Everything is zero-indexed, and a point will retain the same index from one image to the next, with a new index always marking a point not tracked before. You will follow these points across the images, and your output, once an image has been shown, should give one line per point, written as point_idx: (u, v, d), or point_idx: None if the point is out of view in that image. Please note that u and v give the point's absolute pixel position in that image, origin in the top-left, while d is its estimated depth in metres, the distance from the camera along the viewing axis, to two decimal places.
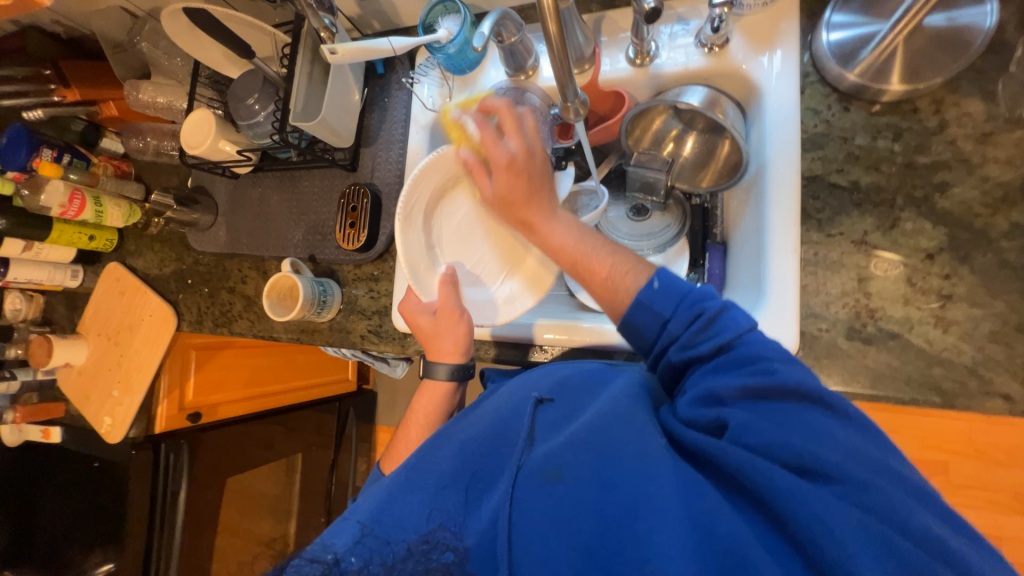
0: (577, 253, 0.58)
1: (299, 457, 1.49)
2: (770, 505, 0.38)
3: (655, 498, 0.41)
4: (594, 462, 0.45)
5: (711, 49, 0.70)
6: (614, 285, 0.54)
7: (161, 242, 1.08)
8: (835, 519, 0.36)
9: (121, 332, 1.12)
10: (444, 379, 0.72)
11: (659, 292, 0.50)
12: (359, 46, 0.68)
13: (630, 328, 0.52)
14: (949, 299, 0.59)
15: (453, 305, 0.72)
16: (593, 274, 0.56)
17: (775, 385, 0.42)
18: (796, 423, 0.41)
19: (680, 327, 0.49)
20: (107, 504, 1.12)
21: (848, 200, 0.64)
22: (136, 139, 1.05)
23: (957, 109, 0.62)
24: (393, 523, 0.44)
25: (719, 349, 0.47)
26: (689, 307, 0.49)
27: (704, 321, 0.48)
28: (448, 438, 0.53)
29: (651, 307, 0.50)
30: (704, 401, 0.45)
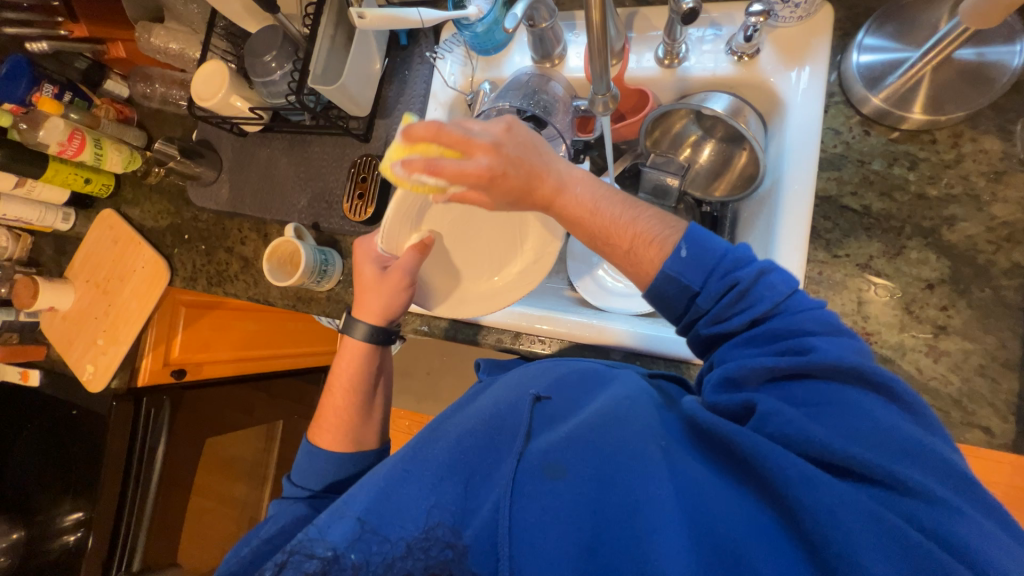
0: (600, 206, 0.53)
1: (280, 425, 1.50)
2: (784, 497, 0.38)
3: (656, 497, 0.41)
4: (592, 459, 0.46)
5: (741, 58, 0.70)
6: (636, 256, 0.53)
7: (160, 193, 1.06)
8: (842, 511, 0.36)
9: (111, 282, 1.09)
10: (361, 339, 0.69)
11: (688, 261, 0.50)
12: (387, 14, 0.66)
13: (659, 298, 0.52)
14: (943, 331, 0.61)
15: (407, 271, 0.67)
16: (615, 244, 0.53)
17: (792, 366, 0.44)
18: (831, 403, 0.42)
19: (714, 293, 0.49)
20: (83, 452, 1.10)
21: (858, 224, 0.65)
22: (144, 84, 1.01)
23: (974, 145, 0.63)
24: (390, 518, 0.44)
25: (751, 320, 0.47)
26: (721, 279, 0.49)
27: (736, 293, 0.48)
28: (445, 432, 0.54)
29: (680, 279, 0.50)
30: (722, 383, 0.47)
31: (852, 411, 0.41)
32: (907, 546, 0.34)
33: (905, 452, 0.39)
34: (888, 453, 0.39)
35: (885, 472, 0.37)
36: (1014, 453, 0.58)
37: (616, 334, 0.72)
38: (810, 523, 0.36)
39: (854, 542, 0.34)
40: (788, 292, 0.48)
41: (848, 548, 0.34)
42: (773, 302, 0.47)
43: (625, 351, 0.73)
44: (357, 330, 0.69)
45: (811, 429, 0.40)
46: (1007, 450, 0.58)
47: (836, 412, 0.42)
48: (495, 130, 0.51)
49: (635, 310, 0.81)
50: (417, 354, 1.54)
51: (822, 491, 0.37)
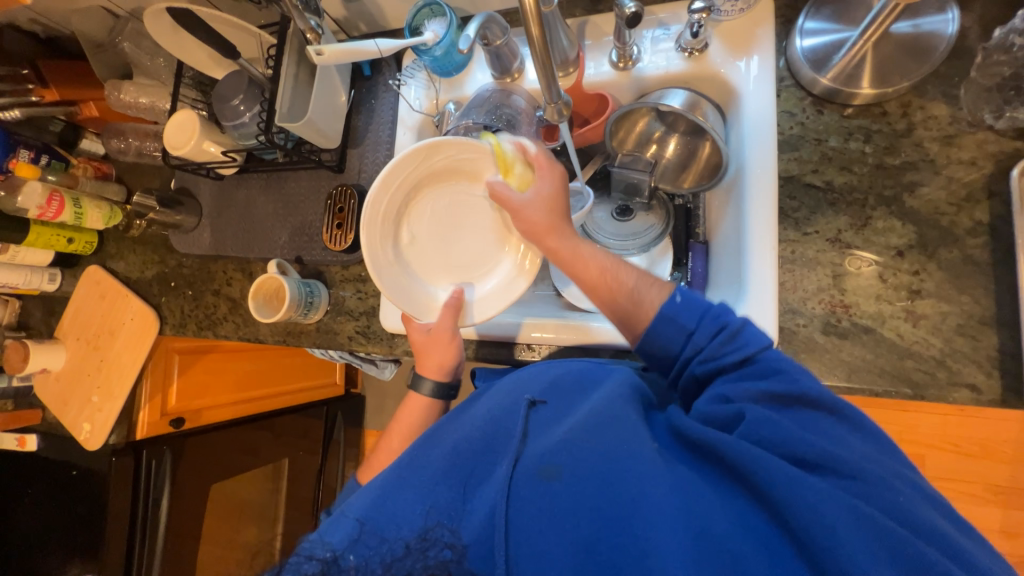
0: (607, 263, 0.59)
1: (286, 464, 1.50)
2: (772, 499, 0.40)
3: (652, 496, 0.42)
4: (589, 458, 0.45)
5: (691, 53, 0.72)
6: (639, 295, 0.57)
7: (143, 244, 1.07)
8: (826, 508, 0.38)
9: (101, 337, 1.09)
10: (427, 395, 0.74)
11: (683, 305, 0.55)
12: (346, 48, 0.68)
13: (653, 341, 0.55)
14: (918, 295, 0.62)
15: (448, 330, 0.71)
16: (621, 283, 0.58)
17: (783, 390, 0.47)
18: (813, 425, 0.45)
19: (706, 337, 0.52)
20: (86, 513, 1.09)
21: (823, 200, 0.67)
22: (118, 140, 1.03)
23: (923, 112, 0.65)
24: (387, 521, 0.44)
25: (742, 361, 0.50)
26: (714, 320, 0.53)
27: (728, 333, 0.51)
28: (440, 439, 0.54)
29: (676, 320, 0.54)
30: (714, 402, 0.49)
31: (824, 433, 0.44)
32: (883, 536, 0.37)
33: (874, 463, 0.42)
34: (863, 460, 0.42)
35: (862, 477, 0.40)
36: (1003, 407, 0.58)
37: (602, 334, 0.73)
38: (797, 518, 0.38)
39: (835, 532, 0.36)
40: (768, 342, 0.51)
41: (832, 537, 0.36)
42: (756, 348, 0.50)
43: (614, 349, 0.73)
44: (424, 386, 0.73)
45: (794, 441, 0.43)
46: (997, 406, 0.59)
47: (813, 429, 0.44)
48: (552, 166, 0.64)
49: None
50: None
51: (810, 490, 0.39)
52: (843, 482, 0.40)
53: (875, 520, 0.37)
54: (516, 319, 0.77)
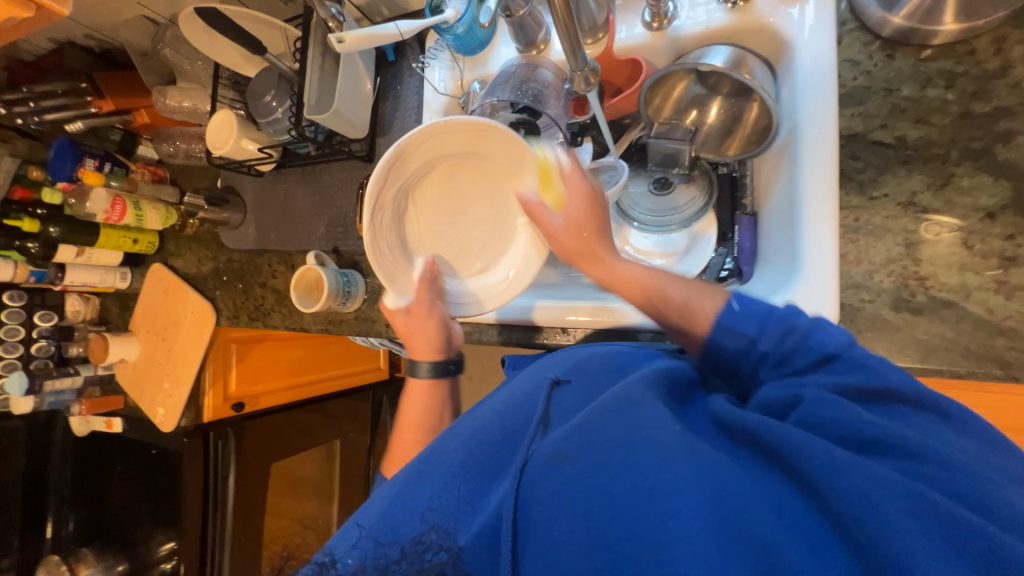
0: (648, 280, 0.57)
1: (337, 444, 1.57)
2: (815, 485, 0.35)
3: (675, 482, 0.38)
4: (606, 444, 0.42)
5: (735, 4, 0.65)
6: (690, 309, 0.53)
7: (198, 242, 1.14)
8: (877, 497, 0.33)
9: (168, 329, 1.18)
10: (427, 378, 0.72)
11: (742, 313, 0.49)
12: (366, 33, 0.67)
13: (715, 352, 0.50)
14: (1012, 262, 0.54)
15: (426, 300, 0.71)
16: (669, 300, 0.54)
17: (858, 384, 0.41)
18: (889, 408, 0.39)
19: (771, 343, 0.46)
20: (166, 487, 1.21)
21: (893, 158, 0.59)
22: (167, 144, 1.10)
23: (1023, 47, 0.56)
24: (402, 516, 0.46)
25: (820, 361, 0.43)
26: (776, 323, 0.47)
27: (796, 336, 0.45)
28: (459, 429, 0.53)
29: (734, 329, 0.48)
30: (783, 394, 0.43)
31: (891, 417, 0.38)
32: (955, 528, 0.32)
33: (952, 446, 0.36)
34: (934, 442, 0.36)
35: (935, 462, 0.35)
36: None
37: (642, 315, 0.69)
38: (849, 506, 0.33)
39: (890, 523, 0.32)
40: (847, 343, 0.44)
41: (883, 527, 0.32)
42: (832, 347, 0.43)
43: (653, 331, 0.69)
44: (421, 370, 0.72)
45: (848, 425, 0.38)
46: None
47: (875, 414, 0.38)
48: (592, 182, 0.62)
49: None
50: None
51: (860, 477, 0.34)
52: (908, 466, 0.35)
53: (940, 505, 0.32)
54: (530, 301, 0.76)
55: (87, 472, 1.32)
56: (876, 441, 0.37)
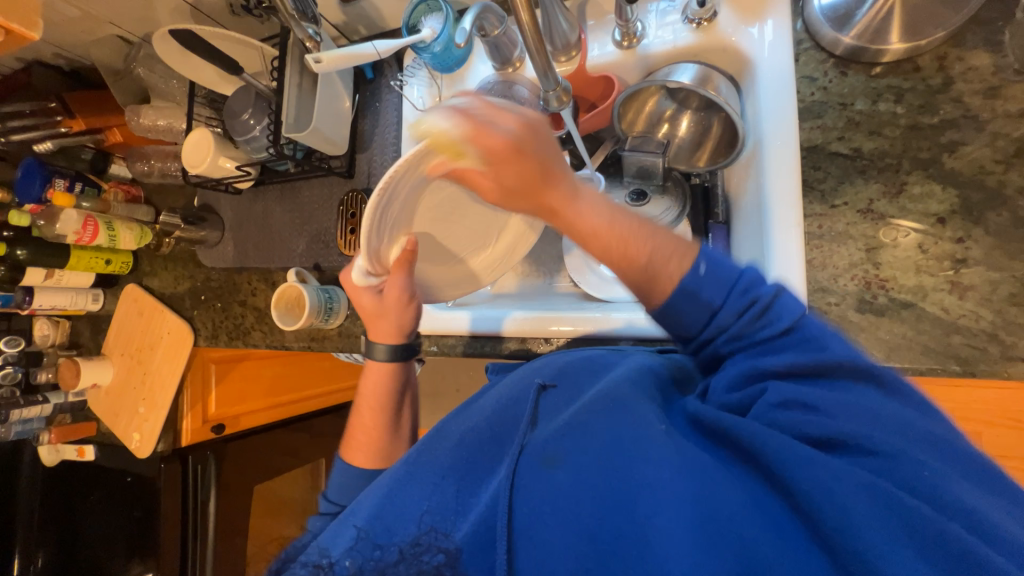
0: (618, 232, 0.45)
1: (321, 463, 1.57)
2: (783, 479, 0.36)
3: (655, 480, 0.39)
4: (592, 446, 0.43)
5: (699, 24, 0.69)
6: (657, 270, 0.44)
7: (174, 261, 1.11)
8: (844, 492, 0.33)
9: (143, 351, 1.15)
10: (383, 360, 0.68)
11: (707, 278, 0.43)
12: (343, 54, 0.68)
13: (671, 318, 0.45)
14: (963, 264, 0.57)
15: (403, 287, 0.63)
16: (632, 262, 0.45)
17: (821, 361, 0.39)
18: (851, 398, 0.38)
19: (733, 312, 0.43)
20: (142, 517, 1.16)
21: (851, 168, 0.62)
22: (141, 163, 1.08)
23: (962, 64, 0.60)
24: (393, 519, 0.46)
25: (782, 334, 0.41)
26: (741, 295, 0.43)
27: (759, 308, 0.42)
28: (448, 432, 0.54)
29: (697, 295, 0.43)
30: (747, 379, 0.42)
31: (858, 408, 0.37)
32: (917, 526, 0.31)
33: (917, 440, 0.36)
34: (900, 437, 0.35)
35: (904, 458, 0.34)
36: None
37: (621, 322, 0.71)
38: (812, 502, 0.34)
39: (855, 524, 0.32)
40: (805, 313, 0.42)
41: (848, 523, 0.32)
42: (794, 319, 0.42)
43: (634, 338, 0.70)
44: (377, 353, 0.68)
45: (812, 420, 0.38)
46: None
47: (840, 402, 0.38)
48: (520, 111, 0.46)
49: None
50: (441, 374, 1.56)
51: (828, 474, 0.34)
52: (875, 464, 0.35)
53: (905, 504, 0.32)
54: (502, 313, 0.77)
55: (57, 503, 1.26)
56: (831, 440, 0.37)
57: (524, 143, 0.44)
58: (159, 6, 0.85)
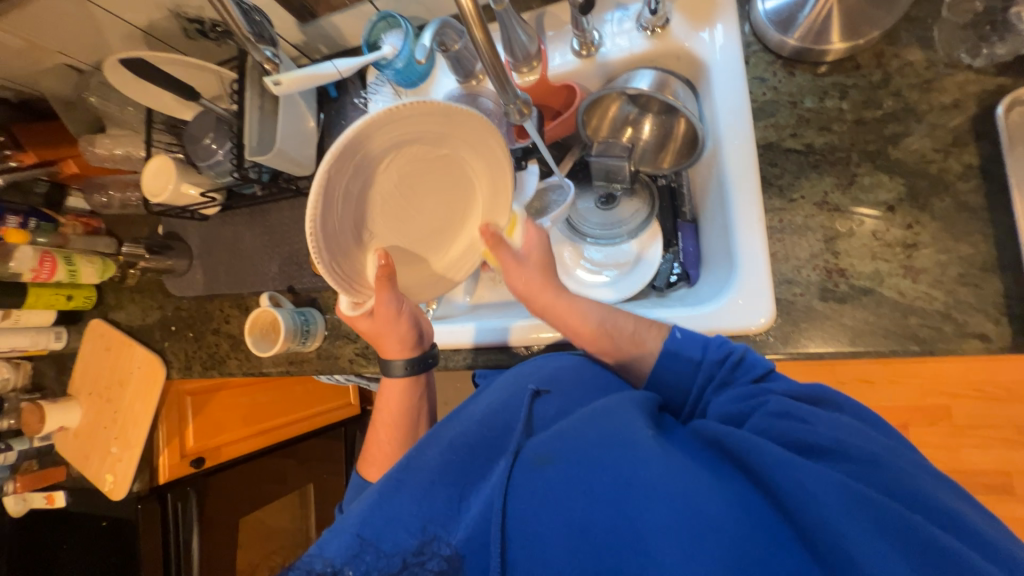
0: (603, 313, 0.61)
1: (311, 489, 1.49)
2: (768, 482, 0.37)
3: (647, 479, 0.39)
4: (584, 447, 0.42)
5: (653, 31, 0.71)
6: (640, 337, 0.59)
7: (141, 292, 1.08)
8: (829, 494, 0.34)
9: (112, 388, 1.11)
10: (401, 376, 0.69)
11: (683, 340, 0.56)
12: (303, 74, 0.68)
13: (659, 378, 0.55)
14: (914, 248, 0.60)
15: (388, 306, 0.60)
16: (620, 331, 0.59)
17: (803, 390, 0.46)
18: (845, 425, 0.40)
19: (713, 362, 0.53)
20: (120, 562, 1.11)
21: (805, 163, 0.65)
22: (99, 194, 1.05)
23: (898, 60, 0.63)
24: (386, 525, 0.43)
25: (757, 379, 0.49)
26: (717, 348, 0.54)
27: (735, 357, 0.52)
28: (438, 437, 0.52)
29: (680, 354, 0.55)
30: (745, 398, 0.47)
31: (837, 423, 0.41)
32: (895, 524, 0.33)
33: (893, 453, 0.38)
34: (870, 443, 0.39)
35: (876, 463, 0.37)
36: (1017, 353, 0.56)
37: None
38: (796, 504, 0.35)
39: (838, 517, 0.33)
40: (773, 370, 0.51)
41: (831, 523, 0.33)
42: (764, 370, 0.51)
43: None
44: (395, 369, 0.69)
45: (801, 429, 0.41)
46: (1009, 352, 0.57)
47: (821, 415, 0.42)
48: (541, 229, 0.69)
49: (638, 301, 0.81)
50: None
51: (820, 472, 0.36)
52: (852, 468, 0.37)
53: (883, 505, 0.34)
54: (506, 322, 0.77)
55: (28, 556, 1.19)
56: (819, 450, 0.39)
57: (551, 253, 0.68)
58: (109, 33, 0.83)
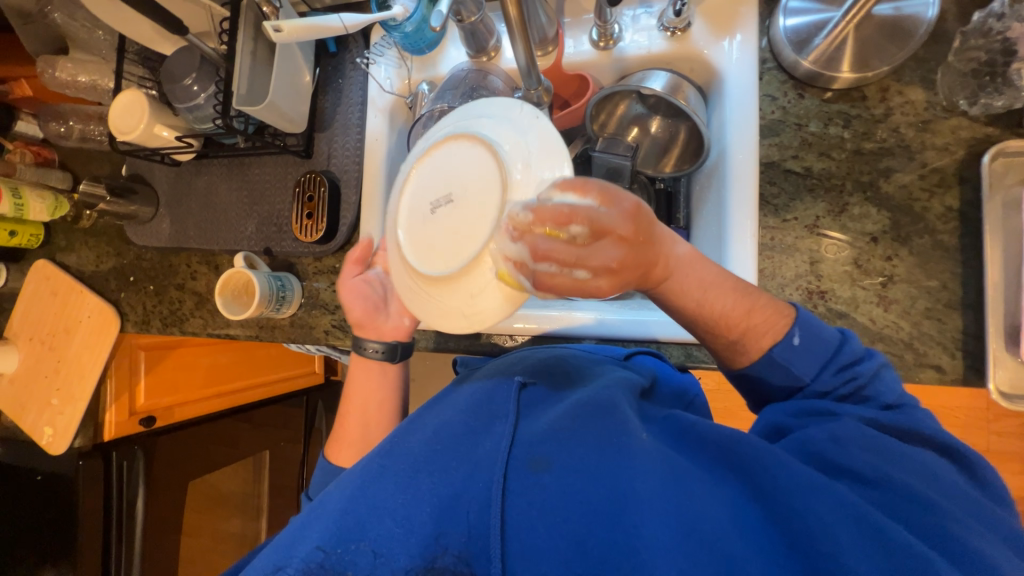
0: (704, 317, 0.51)
1: (266, 455, 1.41)
2: (772, 501, 0.38)
3: (646, 493, 0.39)
4: (581, 452, 0.42)
5: (674, 33, 0.70)
6: (742, 346, 0.52)
7: (96, 236, 0.99)
8: (836, 521, 0.36)
9: (57, 335, 1.03)
10: (376, 358, 0.71)
11: (800, 349, 0.50)
12: (306, 25, 0.62)
13: (757, 378, 0.53)
14: (890, 280, 0.64)
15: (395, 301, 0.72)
16: (724, 335, 0.52)
17: (896, 423, 0.45)
18: (892, 456, 0.41)
19: (828, 386, 0.50)
20: (54, 519, 1.05)
21: (802, 186, 0.67)
22: (57, 123, 0.95)
23: (901, 97, 0.66)
24: (370, 514, 0.42)
25: (884, 409, 0.48)
26: (838, 370, 0.50)
27: (853, 385, 0.50)
28: (423, 423, 0.51)
29: (790, 368, 0.50)
30: (813, 415, 0.48)
31: (874, 446, 0.42)
32: (888, 544, 0.35)
33: (879, 454, 0.41)
34: (918, 483, 0.39)
35: (896, 495, 0.39)
36: (965, 385, 0.61)
37: (583, 319, 0.71)
38: (799, 521, 0.36)
39: (841, 543, 0.35)
40: (898, 397, 0.49)
41: (837, 550, 0.34)
42: (891, 398, 0.49)
43: (598, 338, 0.71)
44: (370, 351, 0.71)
45: (842, 455, 0.42)
46: (957, 384, 0.62)
47: (866, 444, 0.42)
48: (608, 239, 0.44)
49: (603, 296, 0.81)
50: None
51: (818, 497, 0.38)
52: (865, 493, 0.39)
53: (893, 541, 0.35)
54: None
55: None
56: (838, 468, 0.41)
57: (632, 260, 0.45)
58: None
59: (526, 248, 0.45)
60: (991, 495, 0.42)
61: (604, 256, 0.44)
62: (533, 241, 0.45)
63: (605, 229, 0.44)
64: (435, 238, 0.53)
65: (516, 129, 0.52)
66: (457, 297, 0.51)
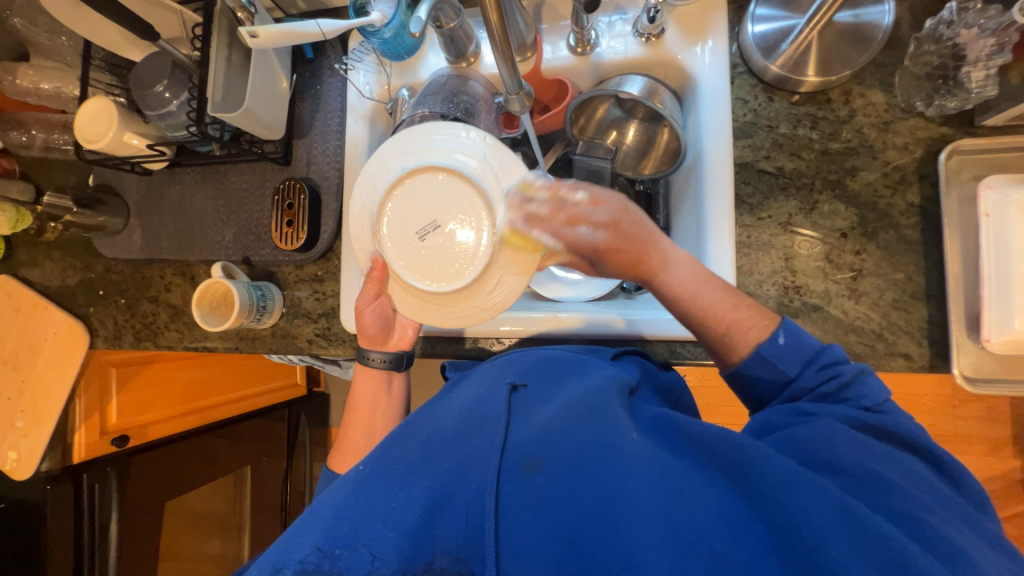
0: (696, 312, 0.56)
1: (248, 470, 1.36)
2: (760, 496, 0.39)
3: (636, 492, 0.40)
4: (573, 453, 0.43)
5: (648, 39, 0.72)
6: (733, 339, 0.55)
7: (61, 250, 0.95)
8: (818, 514, 0.37)
9: (21, 354, 0.98)
10: (381, 368, 0.72)
11: (786, 348, 0.53)
12: (283, 29, 0.61)
13: (747, 376, 0.55)
14: (860, 274, 0.67)
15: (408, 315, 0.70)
16: (711, 328, 0.56)
17: (881, 425, 0.47)
18: (875, 455, 0.43)
19: (811, 381, 0.52)
20: (21, 548, 1.00)
21: (775, 185, 0.70)
22: (18, 132, 0.89)
23: (863, 100, 0.69)
24: (363, 521, 0.41)
25: (865, 410, 0.49)
26: (819, 369, 0.52)
27: (836, 383, 0.51)
28: (415, 430, 0.51)
29: (777, 364, 0.53)
30: (795, 415, 0.49)
31: (860, 445, 0.44)
32: (866, 533, 0.37)
33: (856, 448, 0.44)
34: (900, 480, 0.42)
35: (880, 489, 0.40)
36: (932, 372, 0.65)
37: (571, 320, 0.72)
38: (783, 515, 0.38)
39: (822, 534, 0.36)
40: (881, 398, 0.50)
41: (818, 541, 0.36)
42: (871, 402, 0.49)
43: (584, 339, 0.72)
44: (374, 361, 0.71)
45: (831, 450, 0.43)
46: (924, 370, 0.65)
47: (854, 443, 0.44)
48: (610, 204, 0.56)
49: (589, 296, 0.82)
50: None
51: (802, 491, 0.39)
52: (846, 484, 0.41)
53: (872, 534, 0.36)
54: None
55: None
56: (823, 462, 0.43)
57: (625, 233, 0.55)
58: None
59: (542, 205, 0.58)
60: (956, 484, 0.45)
61: (601, 217, 0.56)
62: (549, 198, 0.57)
63: (607, 200, 0.56)
64: (437, 258, 0.63)
65: (472, 152, 0.61)
66: (472, 298, 0.63)
